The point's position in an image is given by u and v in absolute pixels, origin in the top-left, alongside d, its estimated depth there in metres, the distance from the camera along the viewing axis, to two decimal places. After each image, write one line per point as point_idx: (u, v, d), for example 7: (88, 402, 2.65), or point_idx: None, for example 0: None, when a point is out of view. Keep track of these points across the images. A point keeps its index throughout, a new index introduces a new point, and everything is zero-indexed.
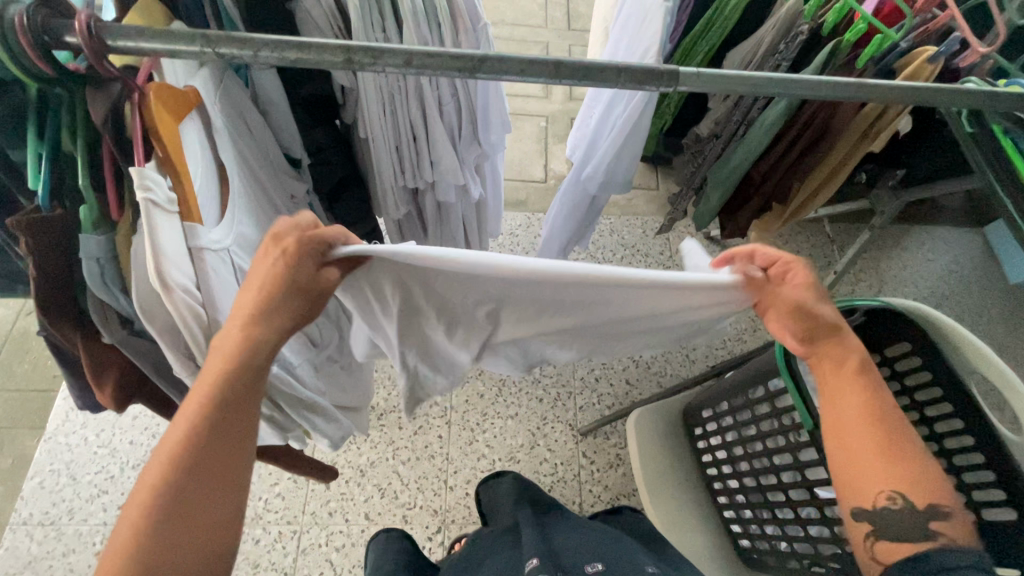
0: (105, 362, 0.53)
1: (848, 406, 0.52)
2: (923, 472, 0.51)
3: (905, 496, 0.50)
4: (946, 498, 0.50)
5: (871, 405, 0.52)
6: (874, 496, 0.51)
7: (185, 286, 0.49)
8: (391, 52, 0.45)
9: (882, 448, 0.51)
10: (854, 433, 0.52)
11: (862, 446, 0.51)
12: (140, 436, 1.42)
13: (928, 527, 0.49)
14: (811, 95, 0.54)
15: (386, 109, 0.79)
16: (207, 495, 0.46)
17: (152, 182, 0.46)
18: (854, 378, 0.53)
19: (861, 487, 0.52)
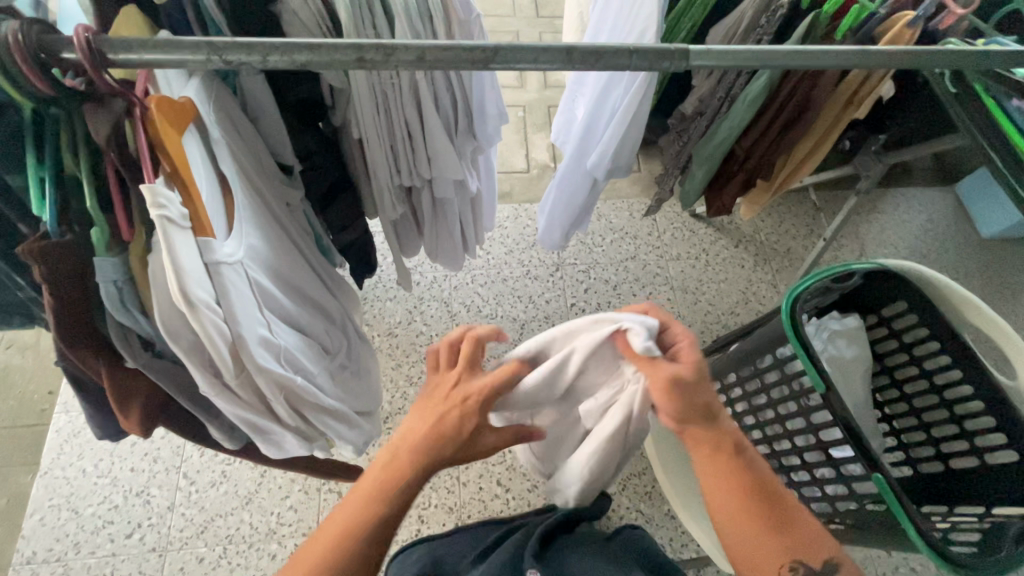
0: (128, 387, 0.52)
1: (726, 487, 0.57)
2: (808, 534, 0.58)
3: (802, 566, 0.56)
4: (831, 549, 0.58)
5: (748, 480, 0.57)
6: (779, 569, 0.56)
7: (208, 302, 0.48)
8: (403, 48, 0.44)
9: (775, 526, 0.57)
10: (746, 516, 0.56)
11: (750, 522, 0.56)
12: (140, 462, 1.38)
13: None
14: (816, 64, 0.55)
15: (379, 108, 0.78)
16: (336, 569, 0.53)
17: (165, 199, 0.45)
18: (732, 459, 0.57)
19: (765, 564, 0.57)
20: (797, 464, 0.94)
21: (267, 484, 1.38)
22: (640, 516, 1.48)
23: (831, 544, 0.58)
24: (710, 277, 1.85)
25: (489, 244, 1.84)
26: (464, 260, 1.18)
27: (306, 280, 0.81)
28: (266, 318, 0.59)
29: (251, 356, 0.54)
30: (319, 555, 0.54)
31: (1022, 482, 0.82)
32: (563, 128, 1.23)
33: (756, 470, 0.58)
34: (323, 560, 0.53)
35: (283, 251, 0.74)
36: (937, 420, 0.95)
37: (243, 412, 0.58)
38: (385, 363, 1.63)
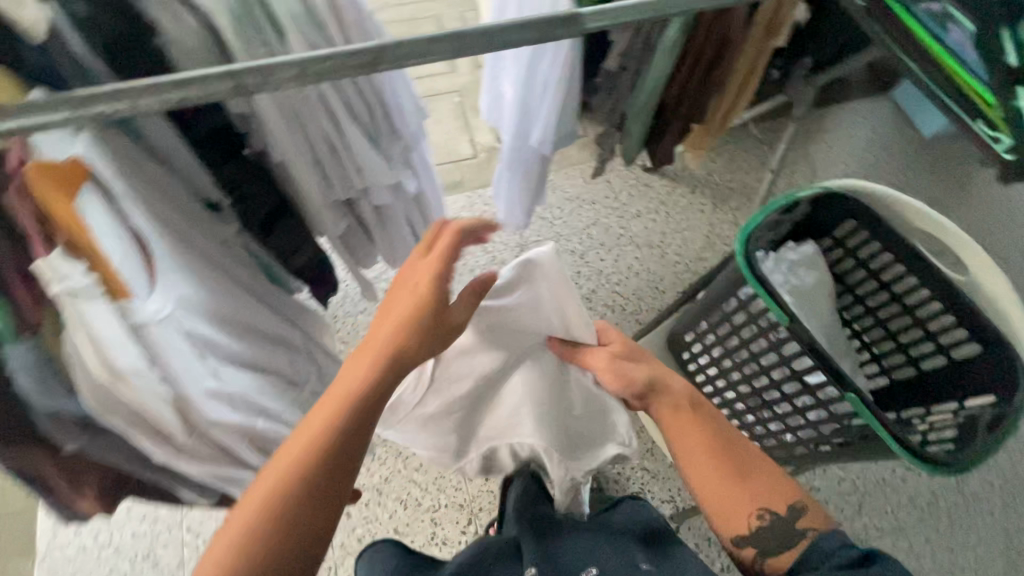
0: (77, 470, 0.52)
1: (707, 448, 0.65)
2: (777, 483, 0.63)
3: (770, 511, 0.61)
4: (798, 495, 0.62)
5: (719, 439, 0.66)
6: (748, 518, 0.61)
7: (138, 372, 0.46)
8: (281, 66, 0.42)
9: (735, 472, 0.63)
10: (710, 463, 0.64)
11: (723, 481, 0.63)
12: (139, 526, 1.35)
13: (799, 527, 0.60)
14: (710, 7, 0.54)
15: (294, 127, 0.74)
16: (290, 505, 0.50)
17: (65, 274, 0.42)
18: (694, 418, 0.68)
19: (736, 513, 0.62)
20: (778, 398, 0.95)
21: None
22: (646, 473, 1.51)
23: (796, 491, 0.63)
24: (673, 228, 1.86)
25: (450, 238, 1.82)
26: (419, 259, 1.17)
27: (257, 316, 0.78)
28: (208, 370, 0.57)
29: (201, 412, 0.52)
30: (264, 491, 0.50)
31: (986, 371, 0.85)
32: (494, 106, 1.20)
33: (728, 430, 0.68)
34: (270, 493, 0.50)
35: (225, 293, 0.71)
36: (903, 326, 0.98)
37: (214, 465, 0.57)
38: None
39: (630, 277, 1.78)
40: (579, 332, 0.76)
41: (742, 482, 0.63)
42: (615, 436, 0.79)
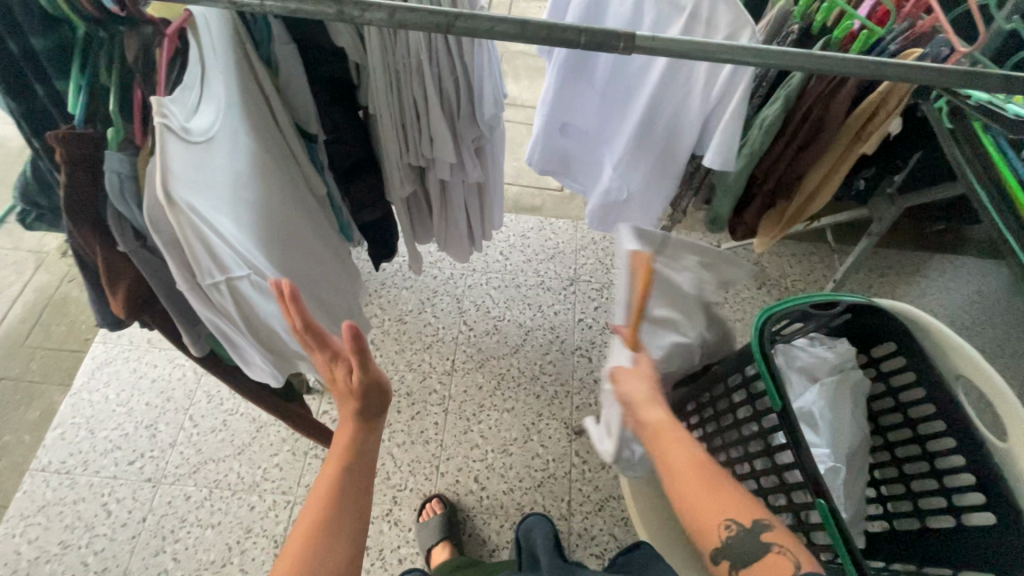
0: (117, 269, 0.59)
1: (673, 461, 0.63)
2: (692, 454, 0.63)
3: (736, 521, 0.59)
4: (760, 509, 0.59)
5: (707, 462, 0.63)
6: (717, 529, 0.59)
7: (188, 203, 0.56)
8: (377, 6, 0.52)
9: (708, 487, 0.61)
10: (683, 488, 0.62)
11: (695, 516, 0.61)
12: (155, 398, 1.57)
13: (765, 539, 0.57)
14: (789, 67, 0.54)
15: (392, 86, 0.86)
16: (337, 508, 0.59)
17: (167, 111, 0.54)
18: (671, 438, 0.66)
19: (705, 525, 0.60)
20: (757, 491, 0.95)
21: (261, 439, 1.53)
22: (612, 541, 1.44)
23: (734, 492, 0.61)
24: (727, 313, 1.81)
25: (510, 252, 1.88)
26: (471, 253, 1.26)
27: (286, 214, 0.85)
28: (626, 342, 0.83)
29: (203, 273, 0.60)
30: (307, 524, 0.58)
31: (995, 548, 0.78)
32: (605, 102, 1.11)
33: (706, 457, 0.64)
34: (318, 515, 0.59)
35: (275, 177, 0.82)
36: (918, 473, 0.91)
37: (214, 314, 0.65)
38: (391, 346, 1.69)
39: None
40: (862, 425, 0.92)
41: (715, 491, 0.61)
42: (836, 456, 0.89)
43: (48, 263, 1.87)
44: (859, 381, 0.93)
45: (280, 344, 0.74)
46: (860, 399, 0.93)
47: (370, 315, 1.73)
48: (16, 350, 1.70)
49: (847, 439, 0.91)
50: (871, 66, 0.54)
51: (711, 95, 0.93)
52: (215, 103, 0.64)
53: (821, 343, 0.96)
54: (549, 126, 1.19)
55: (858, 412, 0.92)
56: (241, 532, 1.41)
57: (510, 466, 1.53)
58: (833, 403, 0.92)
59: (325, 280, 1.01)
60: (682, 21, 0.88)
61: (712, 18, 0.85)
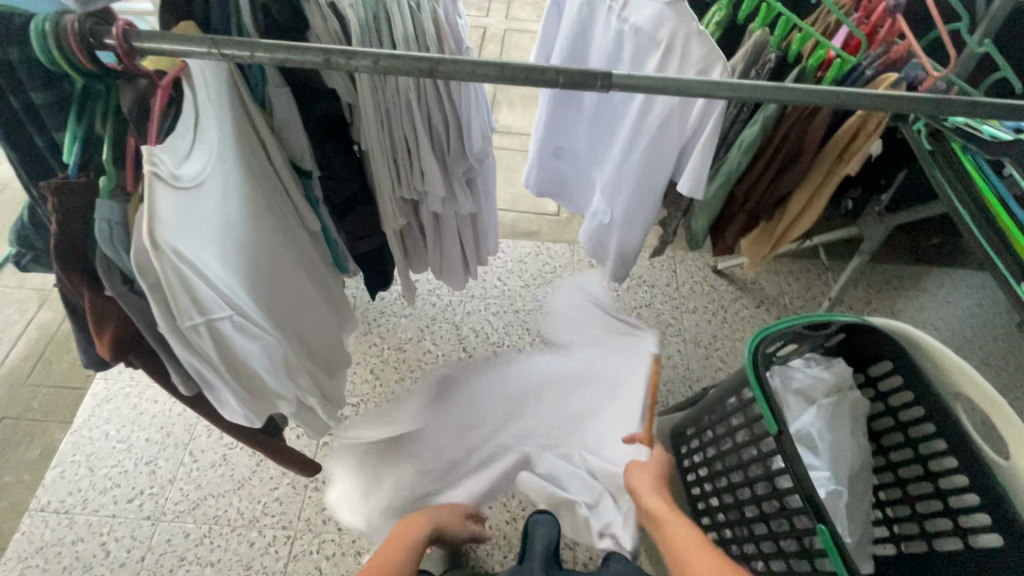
0: (105, 312, 0.61)
1: None
2: None
3: None
4: None
5: None
6: None
7: (173, 248, 0.58)
8: (361, 54, 0.54)
9: None
10: None
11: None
12: (155, 434, 1.57)
13: None
14: (765, 99, 0.56)
15: (383, 123, 0.88)
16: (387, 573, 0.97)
17: (158, 159, 0.56)
18: None
19: None
20: (757, 518, 0.93)
21: (260, 472, 1.52)
22: None
23: None
24: (727, 333, 1.80)
25: (508, 277, 1.89)
26: (465, 280, 1.27)
27: (276, 253, 0.88)
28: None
29: (182, 317, 0.62)
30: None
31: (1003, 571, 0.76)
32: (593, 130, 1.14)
33: None
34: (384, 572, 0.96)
35: (265, 217, 0.84)
36: (923, 494, 0.89)
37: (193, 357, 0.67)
38: (391, 374, 1.69)
39: (669, 368, 1.72)
40: (862, 446, 0.91)
41: None
42: (837, 479, 0.88)
43: (51, 301, 1.88)
44: (857, 402, 0.93)
45: (256, 381, 0.75)
46: (858, 420, 0.93)
47: (369, 344, 1.74)
48: (18, 389, 1.71)
49: (847, 461, 0.90)
50: (845, 93, 0.55)
51: (686, 126, 0.95)
52: (207, 151, 0.67)
53: (816, 364, 0.96)
54: (543, 148, 1.23)
55: (858, 433, 0.92)
56: (240, 570, 1.39)
57: (512, 495, 1.51)
58: (830, 425, 0.91)
59: (309, 319, 1.03)
60: (658, 54, 0.90)
61: (685, 51, 0.86)
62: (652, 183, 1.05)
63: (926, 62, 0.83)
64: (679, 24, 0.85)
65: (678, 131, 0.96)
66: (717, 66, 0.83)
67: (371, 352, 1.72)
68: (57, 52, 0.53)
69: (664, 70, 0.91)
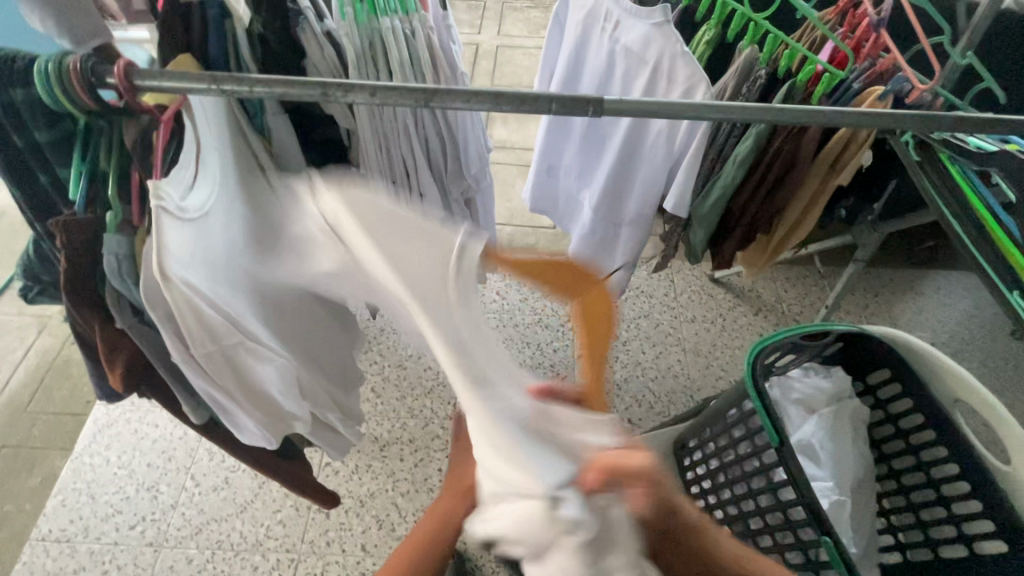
0: (118, 344, 0.61)
1: None
2: None
3: None
4: None
5: None
6: None
7: (183, 279, 0.58)
8: (359, 87, 0.55)
9: None
10: None
11: None
12: (156, 459, 1.56)
13: None
14: (757, 120, 0.57)
15: (380, 148, 0.90)
16: None
17: (164, 193, 0.56)
18: None
19: None
20: (762, 530, 0.93)
21: (263, 495, 1.51)
22: None
23: None
24: (726, 341, 1.81)
25: (506, 290, 1.90)
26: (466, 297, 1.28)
27: None
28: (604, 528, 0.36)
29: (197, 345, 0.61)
30: None
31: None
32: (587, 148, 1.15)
33: None
34: None
35: None
36: (926, 501, 0.89)
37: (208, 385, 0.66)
38: (392, 392, 1.69)
39: (670, 378, 1.73)
40: (864, 455, 0.92)
41: None
42: (840, 489, 0.88)
43: (51, 327, 1.89)
44: (858, 411, 0.93)
45: (273, 406, 0.74)
46: (860, 429, 0.93)
47: (370, 362, 1.74)
48: (17, 417, 1.70)
49: (850, 471, 0.90)
50: (832, 112, 0.57)
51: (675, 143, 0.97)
52: (210, 181, 0.67)
53: (815, 375, 0.96)
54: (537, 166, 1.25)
55: (859, 442, 0.92)
56: None
57: None
58: (832, 435, 0.91)
59: (324, 335, 1.02)
60: (646, 74, 0.92)
61: (672, 71, 0.88)
62: (645, 198, 1.06)
63: (911, 76, 0.85)
64: (665, 45, 0.87)
65: (667, 148, 0.98)
66: (701, 86, 0.85)
67: (372, 370, 1.72)
68: (61, 93, 0.54)
69: (652, 88, 0.93)
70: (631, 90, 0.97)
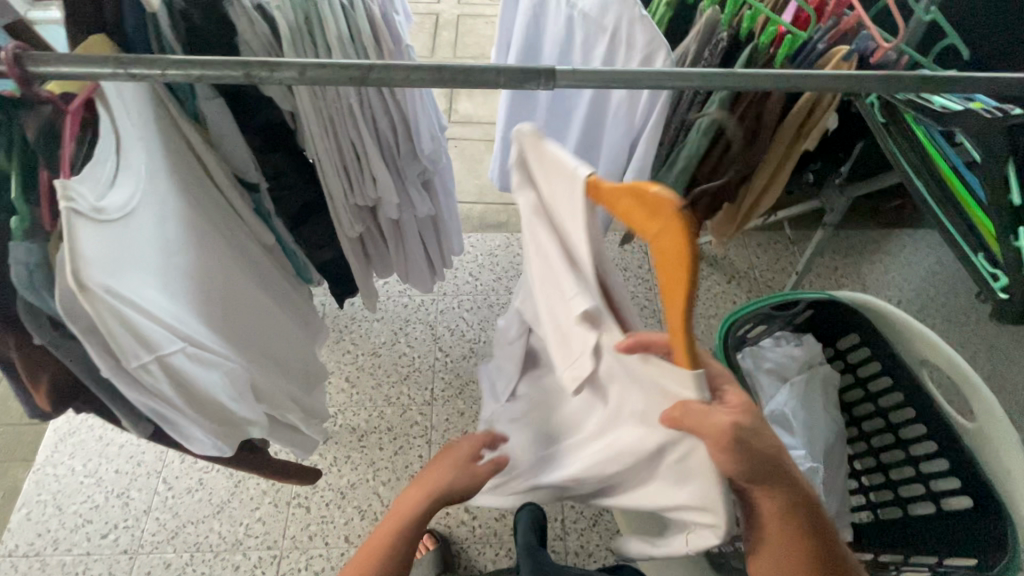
0: (38, 362, 0.56)
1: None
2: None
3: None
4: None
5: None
6: None
7: (105, 287, 0.53)
8: (285, 66, 0.50)
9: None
10: None
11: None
12: (125, 464, 1.51)
13: None
14: (716, 87, 0.54)
15: (327, 130, 0.84)
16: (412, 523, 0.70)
17: (74, 194, 0.51)
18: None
19: None
20: None
21: (239, 494, 1.48)
22: (609, 555, 1.42)
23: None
24: (700, 310, 1.81)
25: (479, 271, 1.86)
26: (433, 282, 1.24)
27: (228, 273, 0.82)
28: (692, 465, 0.52)
29: (128, 356, 0.57)
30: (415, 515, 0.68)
31: (970, 532, 0.78)
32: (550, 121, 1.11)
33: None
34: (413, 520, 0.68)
35: (210, 237, 0.78)
36: (896, 462, 0.91)
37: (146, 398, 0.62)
38: (367, 381, 1.65)
39: None
40: (834, 420, 0.93)
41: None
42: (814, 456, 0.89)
43: None
44: (827, 377, 0.94)
45: (224, 413, 0.70)
46: (829, 395, 0.94)
47: (342, 352, 1.70)
48: None
49: (821, 436, 0.91)
50: (793, 76, 0.54)
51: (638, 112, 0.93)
52: (132, 176, 0.61)
53: (785, 344, 0.96)
54: (505, 138, 1.21)
55: (829, 408, 0.93)
56: None
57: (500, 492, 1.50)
58: (802, 401, 0.92)
59: (277, 332, 0.97)
60: (605, 41, 0.88)
61: (631, 37, 0.84)
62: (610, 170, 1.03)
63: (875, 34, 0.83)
64: (623, 9, 0.83)
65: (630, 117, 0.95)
66: (660, 54, 0.82)
67: (345, 360, 1.68)
68: None
69: (612, 56, 0.89)
70: (591, 58, 0.93)
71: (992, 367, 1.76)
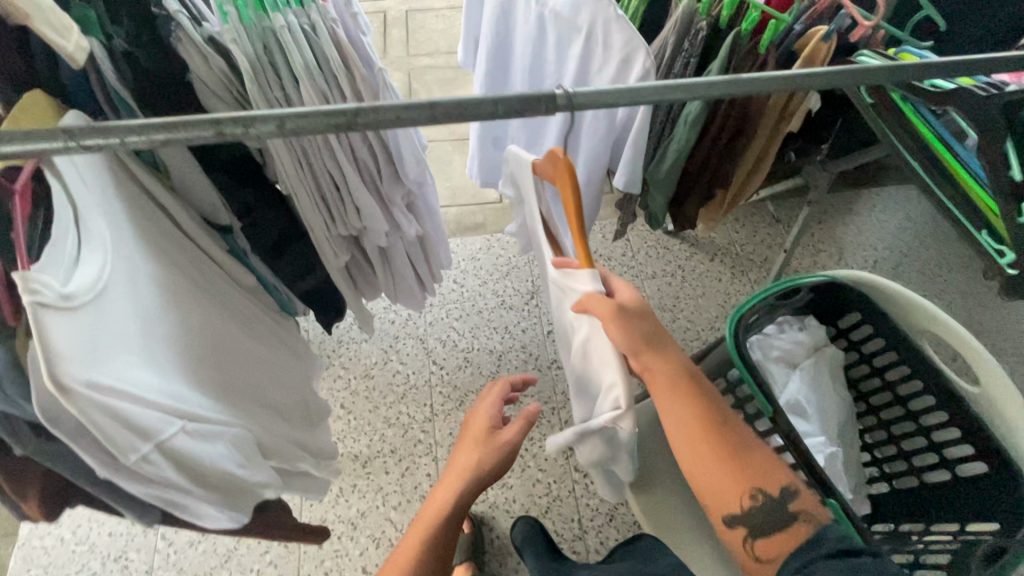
0: (21, 473, 0.51)
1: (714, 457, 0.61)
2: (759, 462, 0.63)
3: (764, 492, 0.60)
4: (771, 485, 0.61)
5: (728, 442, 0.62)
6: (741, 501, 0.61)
7: (87, 383, 0.48)
8: (261, 119, 0.45)
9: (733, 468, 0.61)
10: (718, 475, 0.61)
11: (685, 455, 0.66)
12: (117, 526, 1.43)
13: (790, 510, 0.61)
14: (721, 95, 0.51)
15: (302, 163, 0.79)
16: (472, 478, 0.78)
17: (38, 285, 0.45)
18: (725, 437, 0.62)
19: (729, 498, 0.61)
20: None
21: (246, 539, 1.42)
22: None
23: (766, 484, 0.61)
24: (689, 292, 1.82)
25: (463, 277, 1.82)
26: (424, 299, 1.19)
27: (214, 329, 0.76)
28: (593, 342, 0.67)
29: (124, 450, 0.51)
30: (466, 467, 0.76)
31: (987, 496, 0.81)
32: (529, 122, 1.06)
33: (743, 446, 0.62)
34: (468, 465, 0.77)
35: (190, 294, 0.73)
36: (906, 432, 0.93)
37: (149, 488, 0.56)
38: (363, 405, 1.60)
39: None
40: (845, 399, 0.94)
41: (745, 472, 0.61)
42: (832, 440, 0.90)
43: None
44: (835, 357, 0.95)
45: (233, 483, 0.64)
46: (839, 375, 0.95)
47: (333, 378, 1.64)
48: None
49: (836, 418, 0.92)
50: (801, 76, 0.52)
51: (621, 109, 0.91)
52: (98, 250, 0.56)
53: (792, 329, 0.96)
54: (482, 141, 1.16)
55: (840, 388, 0.94)
56: None
57: (513, 500, 1.48)
58: (815, 386, 0.92)
59: (270, 379, 0.91)
60: (580, 41, 0.84)
61: (608, 37, 0.81)
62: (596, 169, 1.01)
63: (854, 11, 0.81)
64: (597, 9, 0.79)
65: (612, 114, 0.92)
66: (639, 53, 0.78)
67: (337, 386, 1.63)
68: None
69: (589, 57, 0.86)
70: (567, 59, 0.89)
71: (968, 315, 1.82)
